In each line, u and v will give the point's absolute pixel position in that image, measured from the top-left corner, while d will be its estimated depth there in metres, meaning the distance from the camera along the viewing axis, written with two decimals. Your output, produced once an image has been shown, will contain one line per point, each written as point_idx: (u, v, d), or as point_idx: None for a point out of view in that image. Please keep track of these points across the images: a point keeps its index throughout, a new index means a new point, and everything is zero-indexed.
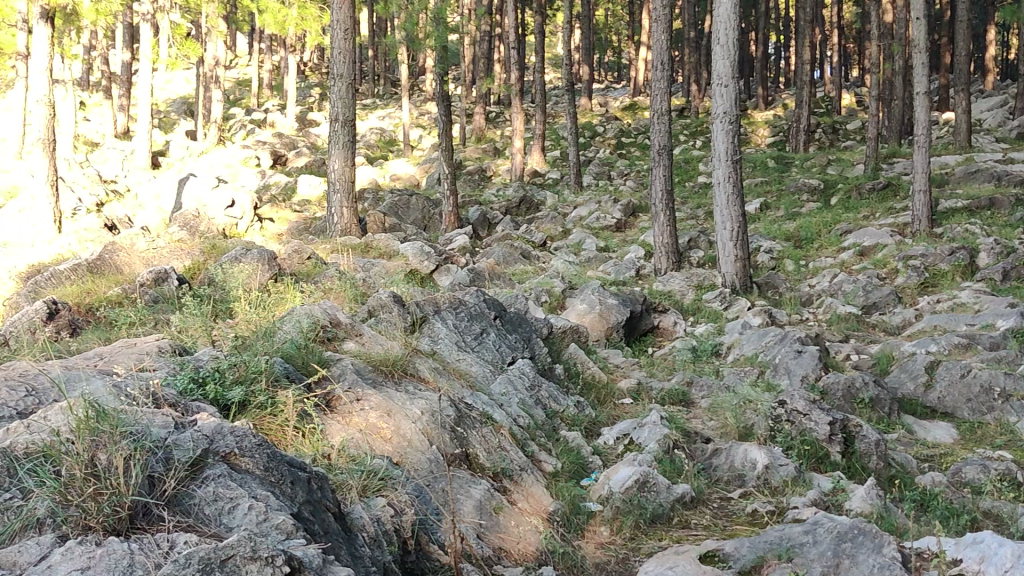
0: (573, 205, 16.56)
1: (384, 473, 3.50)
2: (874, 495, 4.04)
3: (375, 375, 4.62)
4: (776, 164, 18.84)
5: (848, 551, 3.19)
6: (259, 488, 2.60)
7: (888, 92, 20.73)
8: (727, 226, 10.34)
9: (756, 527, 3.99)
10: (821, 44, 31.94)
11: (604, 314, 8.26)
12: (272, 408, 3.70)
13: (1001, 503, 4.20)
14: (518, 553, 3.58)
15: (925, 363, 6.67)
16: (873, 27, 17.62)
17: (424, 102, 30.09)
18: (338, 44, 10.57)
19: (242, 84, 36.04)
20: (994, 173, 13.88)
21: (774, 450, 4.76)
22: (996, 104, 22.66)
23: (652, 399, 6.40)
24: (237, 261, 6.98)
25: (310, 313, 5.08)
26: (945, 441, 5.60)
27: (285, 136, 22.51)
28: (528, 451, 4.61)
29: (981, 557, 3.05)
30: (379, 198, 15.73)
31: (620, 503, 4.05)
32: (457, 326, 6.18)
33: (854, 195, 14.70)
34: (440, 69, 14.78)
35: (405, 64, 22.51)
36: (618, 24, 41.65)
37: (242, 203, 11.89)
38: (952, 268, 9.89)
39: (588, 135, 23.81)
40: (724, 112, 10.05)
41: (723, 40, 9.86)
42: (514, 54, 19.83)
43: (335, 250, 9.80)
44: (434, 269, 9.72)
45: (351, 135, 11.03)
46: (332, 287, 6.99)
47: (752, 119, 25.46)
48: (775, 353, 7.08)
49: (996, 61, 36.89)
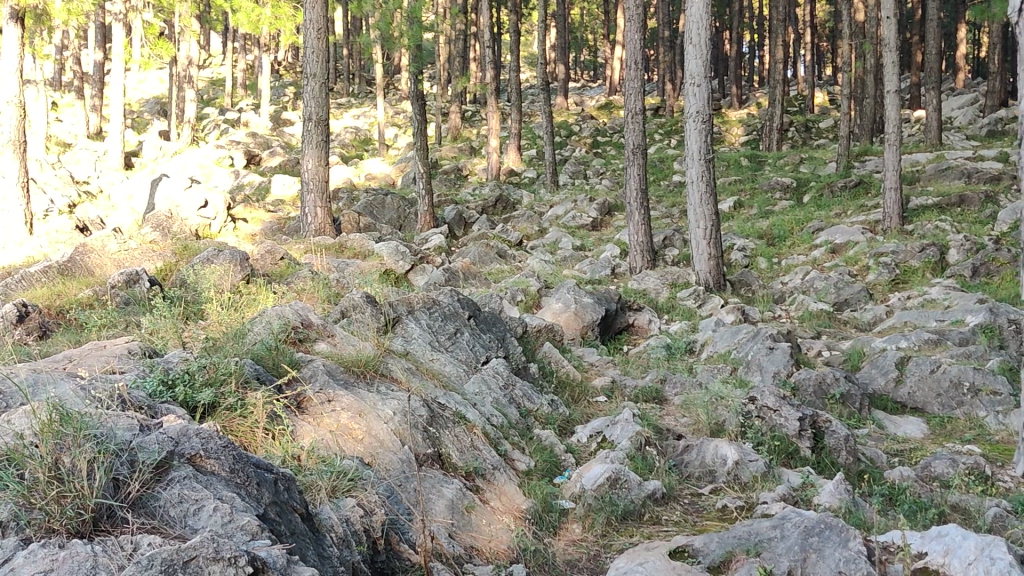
0: (549, 204, 16.59)
1: (354, 473, 3.51)
2: (843, 490, 4.08)
3: (347, 375, 4.63)
4: (749, 162, 18.94)
5: (815, 545, 3.22)
6: (224, 490, 2.60)
7: (861, 90, 20.94)
8: (701, 224, 10.40)
9: (725, 522, 4.03)
10: (794, 43, 32.15)
11: (579, 313, 8.29)
12: (241, 409, 3.69)
13: (969, 496, 4.26)
14: (490, 551, 3.62)
15: (895, 358, 6.74)
16: (845, 26, 17.80)
17: (400, 101, 30.05)
18: (310, 44, 10.53)
19: (216, 83, 35.79)
20: (964, 171, 14.06)
21: (743, 446, 4.79)
22: (967, 102, 22.93)
23: (626, 397, 6.42)
24: (209, 262, 6.94)
25: (282, 314, 5.08)
26: (915, 436, 5.67)
27: (259, 136, 22.36)
28: (501, 451, 4.63)
29: (946, 550, 3.08)
30: (354, 198, 15.67)
31: (592, 500, 4.07)
32: (430, 326, 6.20)
33: (826, 193, 14.82)
34: (415, 67, 14.73)
35: (380, 64, 22.39)
36: (593, 25, 41.82)
37: (215, 204, 11.81)
38: (923, 265, 10.02)
39: (564, 134, 23.87)
40: (697, 112, 10.09)
41: (695, 41, 9.91)
42: (490, 53, 19.55)
43: (309, 251, 9.76)
44: (409, 269, 9.71)
45: (324, 134, 10.93)
46: (305, 287, 6.97)
47: (726, 118, 25.63)
48: (747, 350, 7.14)
49: (967, 59, 37.25)
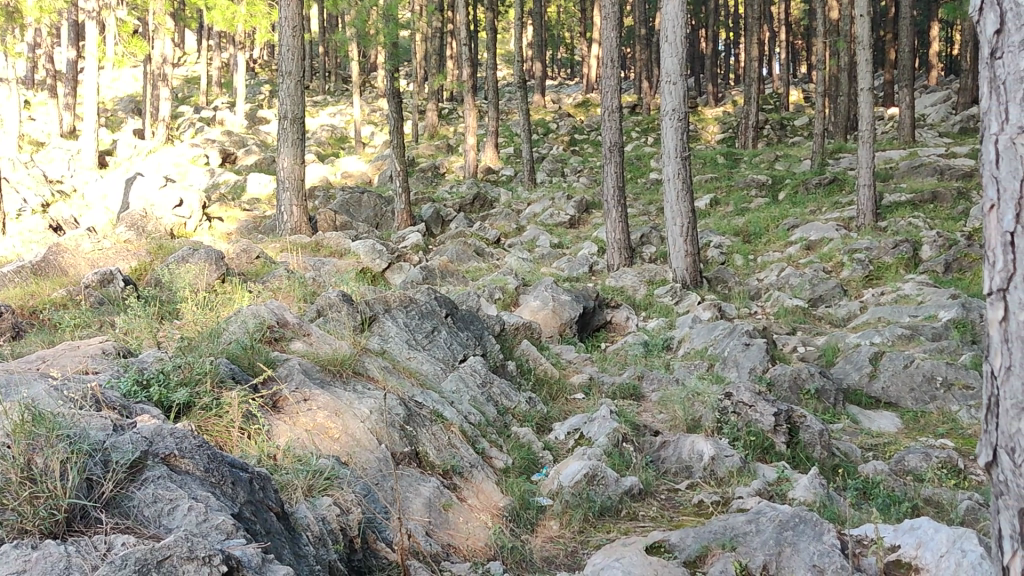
0: (526, 202, 16.63)
1: (330, 473, 3.50)
2: (818, 484, 4.12)
3: (322, 375, 4.61)
4: (725, 160, 19.04)
5: (789, 539, 3.24)
6: (199, 489, 2.60)
7: (835, 87, 21.06)
8: (677, 222, 10.44)
9: (702, 517, 4.05)
10: (769, 40, 32.34)
11: (557, 310, 8.31)
12: (217, 409, 3.67)
13: (941, 490, 4.32)
14: (467, 549, 3.63)
15: (869, 354, 6.81)
16: (820, 24, 17.91)
17: (377, 98, 30.04)
18: (286, 41, 10.46)
19: (191, 82, 35.57)
20: (936, 168, 14.20)
21: (720, 441, 4.81)
22: (940, 100, 23.15)
23: (604, 394, 6.44)
24: (184, 261, 6.90)
25: (257, 313, 5.04)
26: (889, 430, 5.73)
27: (235, 135, 22.24)
28: (478, 448, 4.64)
29: (918, 543, 3.11)
30: (330, 196, 15.62)
31: (570, 497, 4.08)
32: (407, 324, 6.20)
33: (801, 190, 14.94)
34: (391, 65, 14.69)
35: (356, 61, 22.29)
36: (570, 23, 41.95)
37: (190, 203, 11.73)
38: (896, 261, 10.12)
39: (542, 131, 23.90)
40: (673, 109, 10.12)
41: (671, 39, 9.92)
42: (466, 51, 19.48)
43: (285, 249, 9.72)
44: (386, 267, 9.71)
45: (300, 133, 10.86)
46: (281, 286, 6.95)
47: (702, 115, 25.78)
48: (724, 346, 7.18)
49: (939, 57, 37.64)
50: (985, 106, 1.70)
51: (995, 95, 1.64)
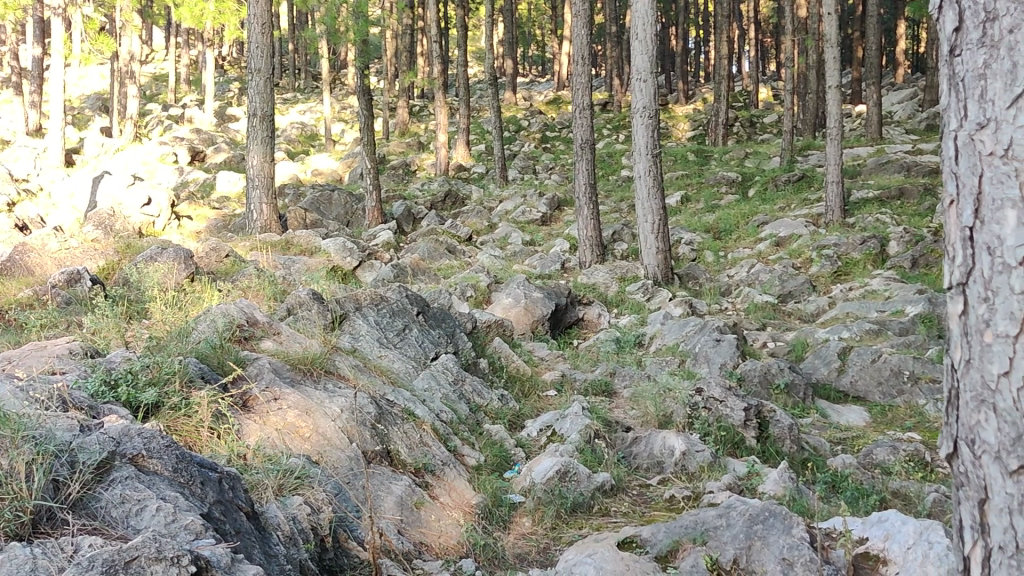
0: (498, 200, 16.65)
1: (300, 472, 3.48)
2: (787, 478, 4.15)
3: (293, 373, 4.58)
4: (696, 157, 19.13)
5: (759, 533, 3.26)
6: (167, 489, 2.58)
7: (803, 85, 21.24)
8: (648, 219, 10.47)
9: (673, 512, 4.07)
10: (739, 39, 32.53)
11: (529, 308, 8.32)
12: (186, 408, 3.64)
13: (909, 483, 4.38)
14: (439, 547, 3.64)
15: (837, 349, 6.88)
16: (788, 22, 18.05)
17: (347, 96, 29.96)
18: (254, 38, 10.39)
19: (159, 80, 35.24)
20: (903, 164, 14.36)
21: (690, 437, 4.84)
22: (906, 97, 23.42)
23: (576, 390, 6.46)
24: (153, 259, 6.84)
25: (226, 312, 5.00)
26: (857, 424, 5.80)
27: (203, 132, 22.05)
28: (451, 446, 4.64)
29: (886, 535, 3.16)
30: (300, 193, 15.53)
31: (542, 494, 4.09)
32: (379, 322, 6.19)
33: (771, 187, 15.06)
34: (361, 62, 14.63)
35: (326, 58, 22.17)
36: (541, 20, 41.99)
37: (158, 201, 11.63)
38: (863, 257, 10.22)
39: (513, 129, 23.90)
40: (644, 107, 10.16)
41: (642, 36, 9.95)
42: (437, 48, 19.41)
43: (255, 248, 9.66)
44: (357, 265, 9.69)
45: (270, 130, 10.79)
46: (250, 285, 6.91)
47: (673, 113, 25.91)
48: (695, 342, 7.23)
49: (906, 54, 38.02)
50: (945, 102, 1.72)
51: (954, 91, 1.67)
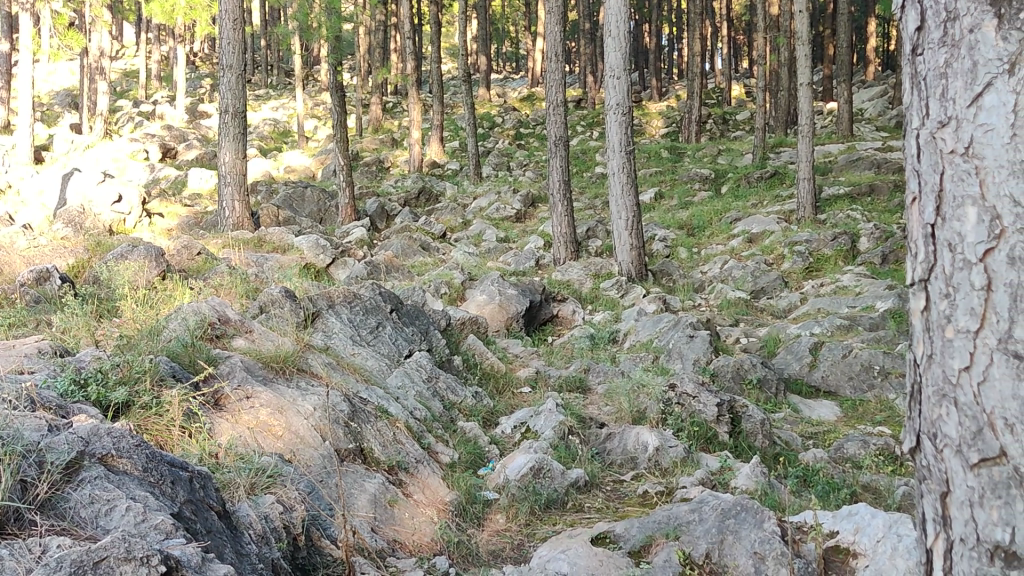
0: (472, 196, 16.63)
1: (273, 470, 3.47)
2: (759, 473, 4.18)
3: (265, 372, 4.55)
4: (669, 154, 19.20)
5: (731, 527, 3.28)
6: (137, 489, 2.56)
7: (776, 83, 21.39)
8: (622, 216, 10.51)
9: (646, 507, 4.08)
10: (712, 37, 32.66)
11: (504, 305, 8.32)
12: (157, 408, 3.61)
13: (879, 477, 4.43)
14: (413, 544, 3.63)
15: (809, 344, 6.94)
16: (760, 19, 18.15)
17: (320, 92, 29.81)
18: (226, 35, 10.32)
19: (130, 76, 34.91)
20: (874, 161, 14.50)
21: (664, 433, 4.87)
22: (877, 95, 23.63)
23: (550, 386, 6.47)
24: (123, 257, 6.77)
25: (197, 310, 4.96)
26: (828, 418, 5.85)
27: (174, 129, 21.87)
28: (425, 444, 4.63)
29: (856, 528, 3.19)
30: (272, 189, 15.41)
31: (516, 490, 4.10)
32: (352, 320, 6.17)
33: (743, 184, 15.16)
34: (333, 57, 14.56)
35: (299, 53, 22.02)
36: (515, 17, 42.00)
37: (129, 198, 11.53)
38: (835, 253, 10.31)
39: (487, 125, 23.87)
40: (617, 103, 10.19)
41: (615, 33, 9.97)
42: (411, 44, 19.34)
43: (227, 245, 9.59)
44: (331, 263, 9.67)
45: (242, 127, 10.72)
46: (222, 283, 6.86)
47: (646, 110, 25.99)
48: (668, 338, 7.26)
49: (878, 52, 38.33)
50: (907, 100, 1.74)
51: (917, 90, 1.69)
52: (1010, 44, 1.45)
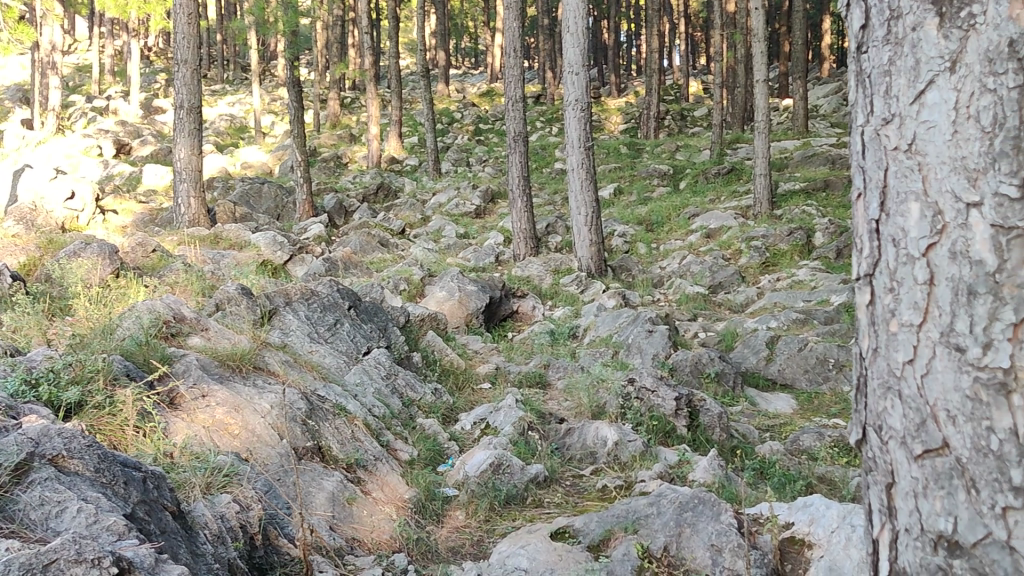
0: (432, 192, 16.61)
1: (229, 469, 3.43)
2: (717, 466, 4.22)
3: (221, 370, 4.50)
4: (628, 150, 19.31)
5: (689, 520, 3.30)
6: (89, 490, 2.52)
7: (732, 79, 21.61)
8: (581, 211, 10.54)
9: (605, 501, 4.10)
10: (670, 34, 32.90)
11: (463, 301, 8.32)
12: (110, 407, 3.56)
13: (834, 469, 4.50)
14: (372, 542, 3.62)
15: (766, 338, 7.02)
16: (717, 17, 18.30)
17: (277, 88, 29.61)
18: (181, 29, 10.18)
19: (83, 71, 34.36)
20: (829, 158, 14.71)
21: (623, 427, 4.89)
22: (832, 91, 23.98)
23: (510, 382, 6.48)
24: (76, 255, 6.65)
25: (152, 308, 4.90)
26: (784, 411, 5.92)
27: (129, 125, 21.58)
28: (383, 441, 4.61)
29: (810, 519, 3.23)
30: (229, 185, 15.25)
31: (475, 487, 4.10)
32: (309, 317, 6.13)
33: (701, 180, 15.30)
34: (291, 52, 14.44)
35: (255, 48, 21.80)
36: (474, 12, 41.98)
37: (82, 194, 11.36)
38: (791, 248, 10.44)
39: (447, 120, 23.84)
40: (576, 99, 10.21)
41: (573, 29, 9.98)
42: (368, 39, 19.21)
43: (182, 242, 9.48)
44: (288, 260, 9.59)
45: (197, 123, 10.59)
46: (178, 280, 6.78)
47: (605, 106, 26.13)
48: (628, 333, 7.30)
49: (832, 49, 38.83)
50: (853, 97, 1.77)
51: (863, 88, 1.71)
52: (952, 42, 1.47)
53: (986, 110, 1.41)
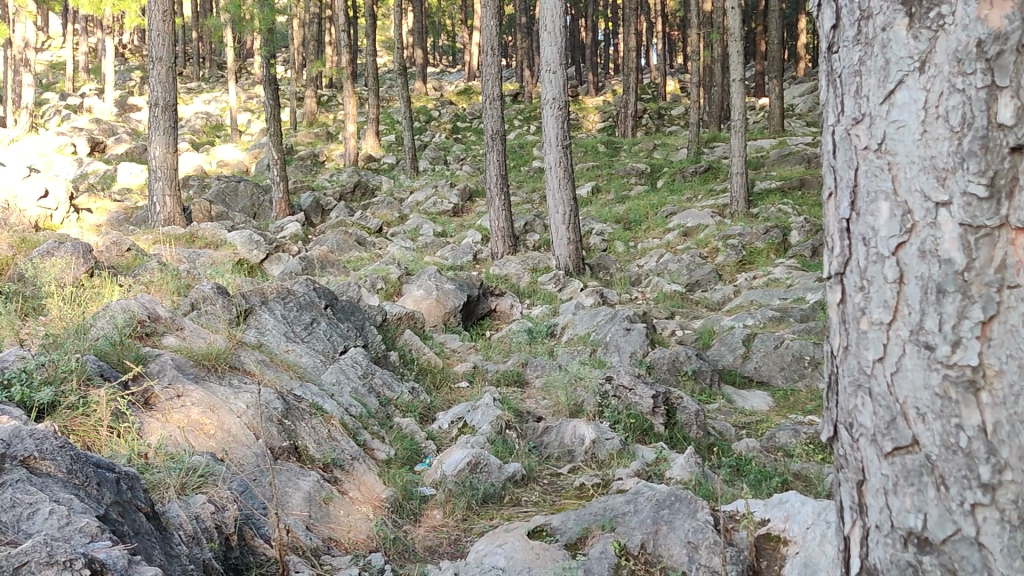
0: (409, 190, 16.59)
1: (204, 470, 3.41)
2: (694, 463, 4.23)
3: (196, 370, 4.47)
4: (605, 149, 19.35)
5: (666, 518, 3.31)
6: (61, 491, 2.50)
7: (709, 78, 21.70)
8: (559, 210, 10.54)
9: (583, 499, 4.10)
10: (648, 32, 32.96)
11: (441, 300, 8.30)
12: (84, 408, 3.53)
13: (809, 465, 4.53)
14: (349, 542, 3.60)
15: (742, 336, 7.06)
16: (693, 15, 18.36)
17: (254, 86, 29.47)
18: (155, 26, 10.10)
19: (57, 68, 34.04)
20: (804, 157, 14.80)
21: (601, 425, 4.90)
22: (808, 90, 24.13)
23: (488, 381, 6.47)
24: (49, 254, 6.58)
25: (126, 308, 4.85)
26: (760, 408, 5.95)
27: (103, 122, 21.39)
28: (360, 440, 4.59)
29: (786, 516, 3.25)
30: (205, 184, 15.16)
31: (452, 486, 4.09)
32: (285, 316, 6.10)
33: (678, 178, 15.36)
34: (266, 49, 14.36)
35: (231, 46, 21.65)
36: (452, 11, 41.93)
37: (56, 193, 11.23)
38: (767, 246, 10.50)
39: (424, 118, 23.79)
40: (553, 98, 10.22)
41: (550, 28, 9.99)
42: (345, 37, 19.13)
43: (157, 241, 9.41)
44: (264, 258, 9.53)
45: (173, 120, 10.50)
46: (152, 280, 6.72)
47: (583, 104, 26.18)
48: (605, 331, 7.31)
49: (808, 48, 39.08)
50: (824, 97, 1.78)
51: (833, 88, 1.72)
52: (921, 43, 1.48)
53: (955, 110, 1.42)
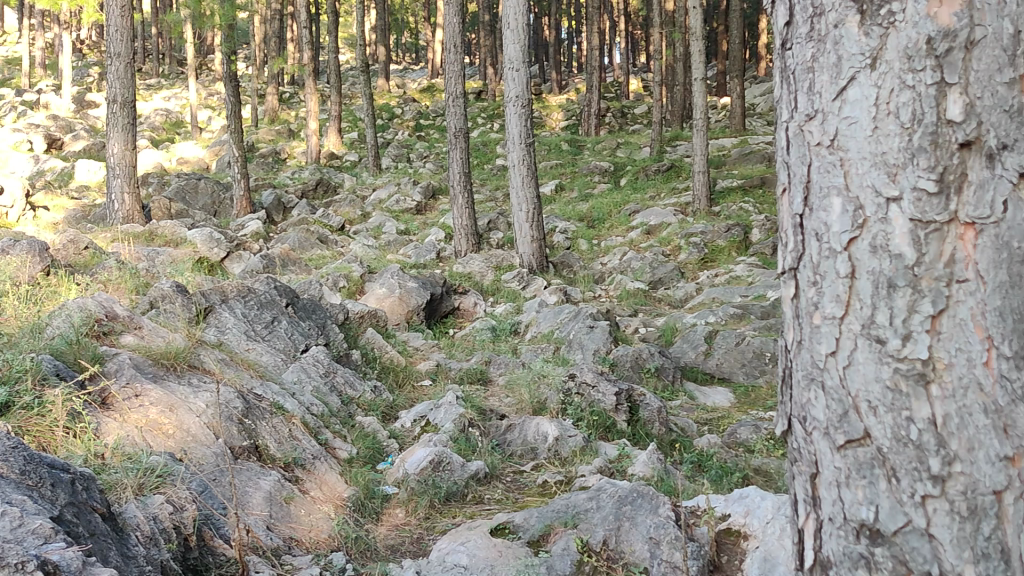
0: (371, 187, 16.53)
1: (162, 470, 3.37)
2: (656, 459, 4.26)
3: (155, 369, 4.41)
4: (569, 147, 19.39)
5: (627, 514, 3.33)
6: (14, 492, 2.45)
7: (672, 78, 21.82)
8: (523, 207, 10.55)
9: (545, 497, 4.11)
10: (611, 30, 33.08)
11: (404, 298, 8.27)
12: (39, 408, 3.47)
13: (769, 461, 4.57)
14: (310, 541, 3.58)
15: (704, 333, 7.10)
16: (656, 15, 18.44)
17: (214, 82, 29.16)
18: (113, 21, 9.93)
19: (12, 64, 33.43)
20: (765, 155, 14.95)
21: (563, 423, 4.91)
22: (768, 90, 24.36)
23: (451, 379, 6.45)
24: (4, 252, 6.44)
25: (82, 307, 4.77)
26: (721, 404, 6.01)
27: (60, 119, 21.05)
28: (322, 439, 4.57)
29: (746, 510, 3.28)
30: (164, 181, 14.98)
31: (415, 484, 4.08)
32: (246, 315, 6.04)
33: (641, 176, 15.44)
34: (226, 45, 14.19)
35: (190, 42, 21.38)
36: (415, 8, 41.78)
37: (12, 190, 11.00)
38: (728, 244, 10.58)
39: (386, 116, 23.69)
40: (516, 95, 10.22)
41: (512, 25, 9.97)
42: (307, 34, 18.97)
43: (116, 239, 9.27)
44: (225, 256, 9.42)
45: (131, 116, 10.34)
46: (110, 279, 6.62)
47: (546, 102, 26.23)
48: (569, 329, 7.33)
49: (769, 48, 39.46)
50: (778, 94, 1.79)
51: (786, 84, 1.74)
52: (872, 39, 1.50)
53: (905, 107, 1.45)
